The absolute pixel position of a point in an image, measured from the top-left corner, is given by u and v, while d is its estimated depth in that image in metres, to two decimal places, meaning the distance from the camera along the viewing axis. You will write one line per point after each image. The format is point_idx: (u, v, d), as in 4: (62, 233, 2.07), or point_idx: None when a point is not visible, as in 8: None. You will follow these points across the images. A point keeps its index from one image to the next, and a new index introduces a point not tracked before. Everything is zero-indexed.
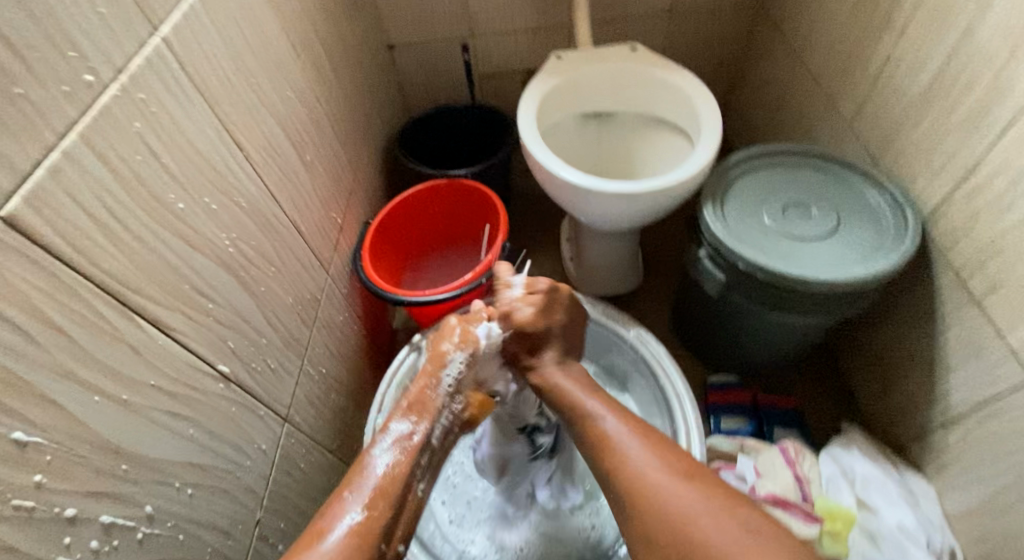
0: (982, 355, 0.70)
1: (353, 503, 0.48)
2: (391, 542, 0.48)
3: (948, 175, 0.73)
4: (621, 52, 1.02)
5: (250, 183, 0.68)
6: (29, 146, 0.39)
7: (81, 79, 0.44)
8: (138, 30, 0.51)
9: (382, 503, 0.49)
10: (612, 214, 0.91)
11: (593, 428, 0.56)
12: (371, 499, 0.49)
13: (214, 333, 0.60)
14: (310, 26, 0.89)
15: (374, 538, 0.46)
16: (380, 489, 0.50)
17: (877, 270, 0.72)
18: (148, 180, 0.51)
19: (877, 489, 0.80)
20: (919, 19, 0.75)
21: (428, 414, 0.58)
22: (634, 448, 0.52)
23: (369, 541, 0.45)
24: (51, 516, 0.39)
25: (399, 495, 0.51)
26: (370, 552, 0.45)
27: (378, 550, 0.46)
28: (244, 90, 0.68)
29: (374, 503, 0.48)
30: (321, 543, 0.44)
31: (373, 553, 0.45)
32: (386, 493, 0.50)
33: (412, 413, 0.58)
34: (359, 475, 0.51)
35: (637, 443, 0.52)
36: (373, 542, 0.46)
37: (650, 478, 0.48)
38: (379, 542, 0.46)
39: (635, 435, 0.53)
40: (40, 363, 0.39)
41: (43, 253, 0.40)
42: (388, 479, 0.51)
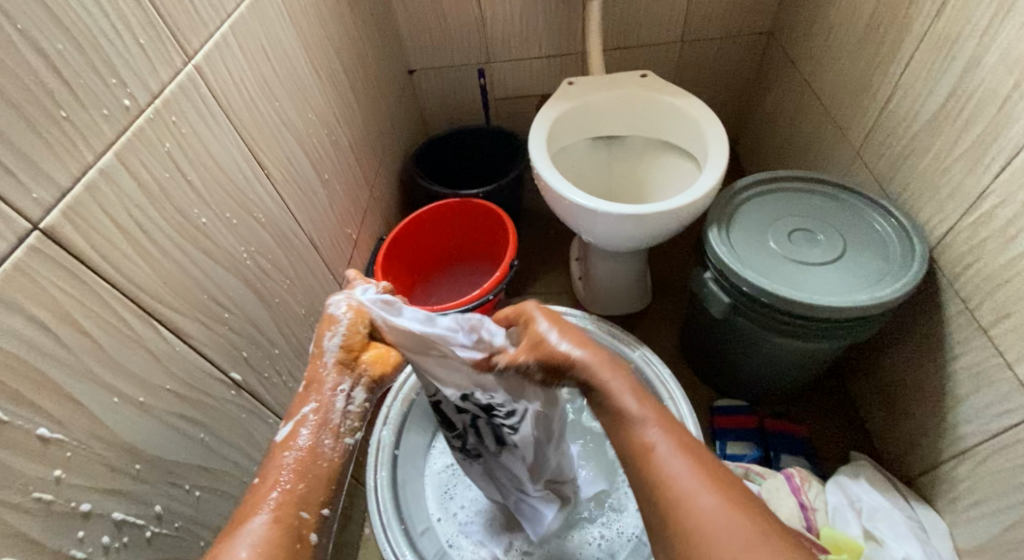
0: (989, 385, 0.69)
1: (274, 488, 0.44)
2: (316, 508, 0.45)
3: (954, 204, 0.73)
4: (631, 79, 1.05)
5: (270, 199, 0.71)
6: (68, 163, 0.42)
7: (119, 102, 0.47)
8: (173, 58, 0.54)
9: (307, 482, 0.45)
10: (620, 235, 0.92)
11: (618, 427, 0.46)
12: (290, 477, 0.45)
13: (230, 342, 0.62)
14: (332, 51, 0.93)
15: (293, 509, 0.43)
16: (297, 470, 0.46)
17: (882, 296, 0.72)
18: (176, 196, 0.54)
19: (884, 519, 0.79)
20: (925, 52, 0.77)
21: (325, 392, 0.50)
22: (668, 452, 0.42)
23: (291, 515, 0.43)
24: (68, 510, 0.41)
25: (322, 464, 0.47)
26: (290, 527, 0.42)
27: (299, 520, 0.43)
28: (268, 112, 0.72)
29: (294, 479, 0.45)
30: (245, 527, 0.40)
31: (295, 523, 0.42)
32: (302, 470, 0.46)
33: (313, 394, 0.51)
34: (272, 462, 0.47)
35: (668, 440, 0.43)
36: (293, 515, 0.43)
37: (673, 479, 0.40)
38: (301, 510, 0.43)
39: (664, 433, 0.43)
40: (68, 365, 0.42)
41: (76, 262, 0.42)
42: (306, 455, 0.47)
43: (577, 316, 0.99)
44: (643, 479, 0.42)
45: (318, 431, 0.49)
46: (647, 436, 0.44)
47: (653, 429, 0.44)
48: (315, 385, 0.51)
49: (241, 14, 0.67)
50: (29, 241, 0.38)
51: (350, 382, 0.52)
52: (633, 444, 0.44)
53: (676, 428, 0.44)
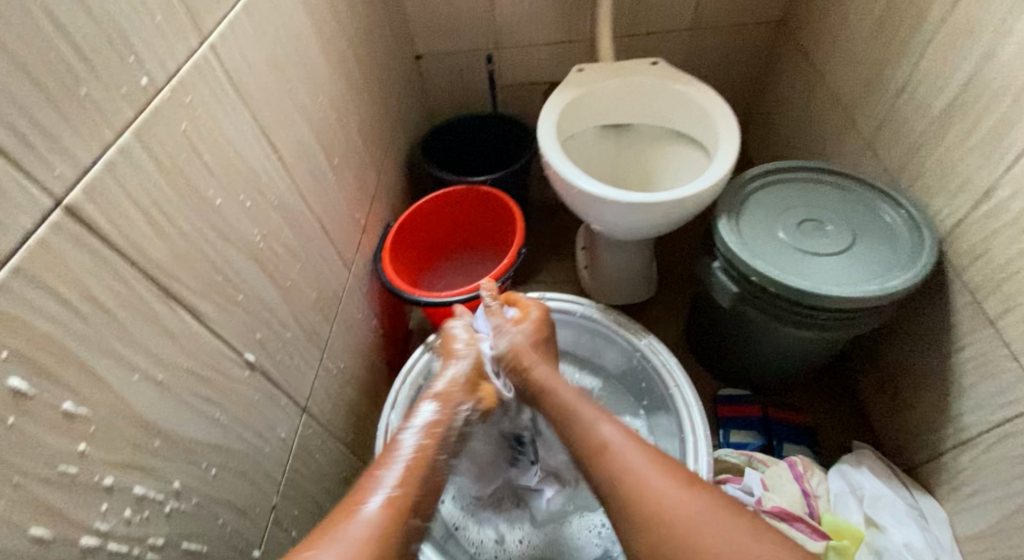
0: (994, 375, 0.70)
1: (385, 486, 0.53)
2: (421, 517, 0.54)
3: (965, 196, 0.73)
4: (642, 66, 1.05)
5: (282, 182, 0.71)
6: (89, 140, 0.42)
7: (137, 81, 0.47)
8: (189, 38, 0.54)
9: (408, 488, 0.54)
10: (629, 224, 0.93)
11: (582, 436, 0.60)
12: (398, 481, 0.54)
13: (244, 324, 0.63)
14: (342, 35, 0.93)
15: (403, 513, 0.51)
16: (401, 476, 0.55)
17: (890, 287, 0.73)
18: (193, 177, 0.54)
19: (886, 507, 0.80)
20: (939, 43, 0.76)
21: (450, 403, 0.67)
22: (620, 442, 0.56)
23: (402, 519, 0.51)
24: (92, 483, 0.42)
25: (435, 477, 0.59)
26: (402, 527, 0.50)
27: (410, 525, 0.52)
28: (280, 95, 0.72)
29: (400, 485, 0.54)
30: (359, 513, 0.49)
31: (405, 525, 0.51)
32: (407, 477, 0.55)
33: (439, 403, 0.67)
34: (387, 460, 0.57)
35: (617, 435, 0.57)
36: (402, 515, 0.51)
37: (627, 465, 0.54)
38: (408, 516, 0.52)
39: (615, 431, 0.58)
40: (90, 341, 0.42)
41: (98, 241, 0.43)
42: (419, 457, 0.59)
43: (584, 306, 1.00)
44: (604, 470, 0.55)
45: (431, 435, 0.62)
46: (604, 436, 0.58)
47: (608, 429, 0.58)
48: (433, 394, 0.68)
49: None
50: (52, 217, 0.39)
51: (469, 404, 0.69)
52: (591, 442, 0.58)
53: (623, 427, 0.59)
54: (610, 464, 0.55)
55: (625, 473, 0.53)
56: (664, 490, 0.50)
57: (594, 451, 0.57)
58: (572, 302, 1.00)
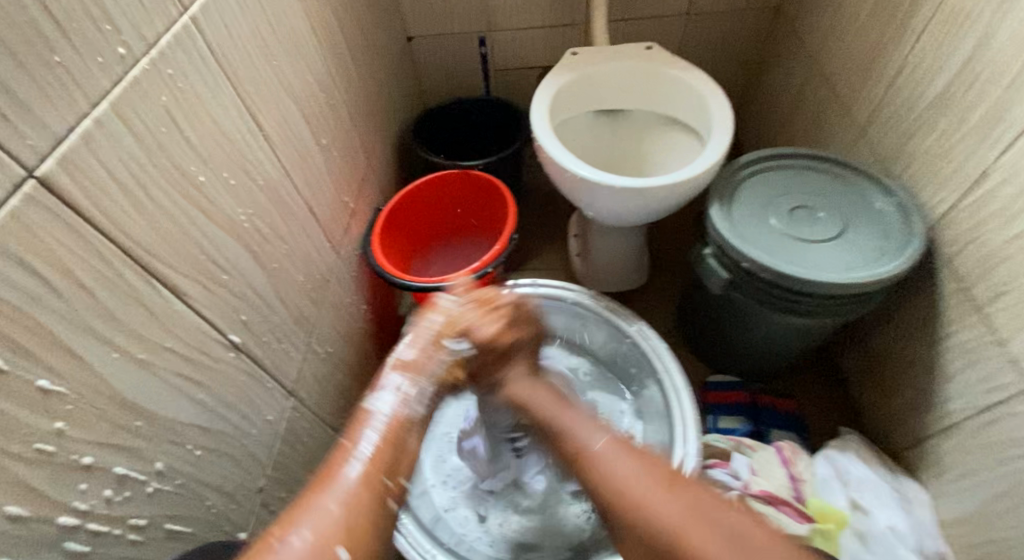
0: (980, 361, 0.70)
1: (359, 451, 0.49)
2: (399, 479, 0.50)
3: (957, 183, 0.73)
4: (636, 50, 1.04)
5: (268, 162, 0.70)
6: (62, 110, 0.41)
7: (114, 51, 0.46)
8: (169, 8, 0.53)
9: (384, 450, 0.51)
10: (621, 209, 0.92)
11: (563, 436, 0.54)
12: (372, 448, 0.50)
13: (228, 304, 0.62)
14: (331, 12, 0.91)
15: (380, 474, 0.48)
16: (381, 435, 0.51)
17: (880, 273, 0.73)
18: (174, 153, 0.53)
19: (871, 490, 0.81)
20: (935, 27, 0.76)
21: (416, 368, 0.59)
22: (603, 447, 0.50)
23: (378, 479, 0.47)
24: (69, 461, 0.41)
25: (405, 439, 0.53)
26: (377, 489, 0.46)
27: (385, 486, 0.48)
28: (266, 72, 0.70)
29: (378, 449, 0.50)
30: (337, 482, 0.45)
31: (382, 487, 0.47)
32: (386, 440, 0.51)
33: (406, 370, 0.58)
34: (358, 428, 0.52)
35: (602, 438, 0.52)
36: (379, 479, 0.47)
37: (611, 469, 0.48)
38: (385, 476, 0.48)
39: (599, 434, 0.52)
40: (67, 317, 0.41)
41: (73, 215, 0.42)
42: (392, 424, 0.53)
43: (576, 293, 1.00)
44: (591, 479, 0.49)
45: (408, 401, 0.56)
46: (589, 440, 0.51)
47: (593, 433, 0.52)
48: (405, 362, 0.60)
49: None
50: (24, 189, 0.37)
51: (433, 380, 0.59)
52: (578, 444, 0.52)
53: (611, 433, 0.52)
54: (592, 468, 0.49)
55: (611, 476, 0.48)
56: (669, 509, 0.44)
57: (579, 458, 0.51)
58: (564, 289, 1.00)
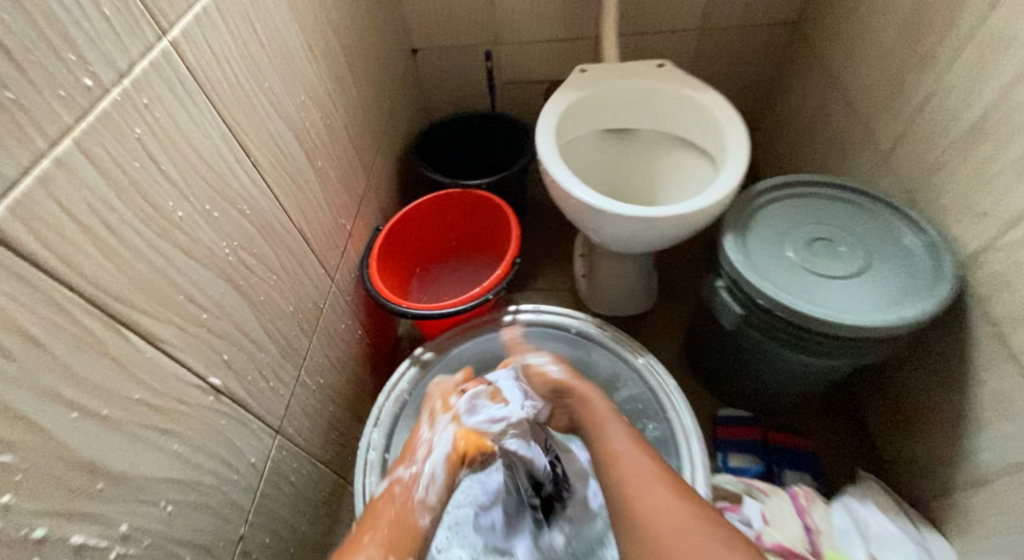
0: (1015, 414, 0.65)
1: (376, 527, 0.62)
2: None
3: (990, 221, 0.68)
4: (646, 69, 0.99)
5: (256, 190, 0.66)
6: (15, 151, 0.37)
7: (80, 83, 0.42)
8: (145, 33, 0.49)
9: (393, 530, 0.62)
10: (629, 237, 0.88)
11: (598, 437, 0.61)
12: (383, 527, 0.62)
13: (208, 345, 0.58)
14: (330, 29, 0.87)
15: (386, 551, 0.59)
16: (391, 520, 0.63)
17: (906, 317, 0.68)
18: (148, 189, 0.49)
19: (892, 545, 0.75)
20: (970, 54, 0.71)
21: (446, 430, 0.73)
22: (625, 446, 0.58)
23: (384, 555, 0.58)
24: (18, 537, 0.37)
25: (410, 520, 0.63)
26: None
27: None
28: (256, 95, 0.67)
29: (386, 531, 0.61)
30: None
31: None
32: (398, 514, 0.63)
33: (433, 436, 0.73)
34: (376, 508, 0.65)
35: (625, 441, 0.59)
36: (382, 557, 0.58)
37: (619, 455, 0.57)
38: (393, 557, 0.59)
39: (625, 438, 0.60)
40: (16, 379, 0.37)
41: (26, 265, 0.38)
42: (404, 501, 0.65)
43: (580, 321, 0.95)
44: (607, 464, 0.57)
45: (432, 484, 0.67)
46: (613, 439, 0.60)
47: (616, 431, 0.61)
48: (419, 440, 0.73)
49: None
50: None
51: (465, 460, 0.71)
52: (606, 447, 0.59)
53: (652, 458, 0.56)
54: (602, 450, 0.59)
55: (623, 468, 0.55)
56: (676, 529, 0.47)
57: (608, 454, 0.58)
58: (568, 317, 0.96)
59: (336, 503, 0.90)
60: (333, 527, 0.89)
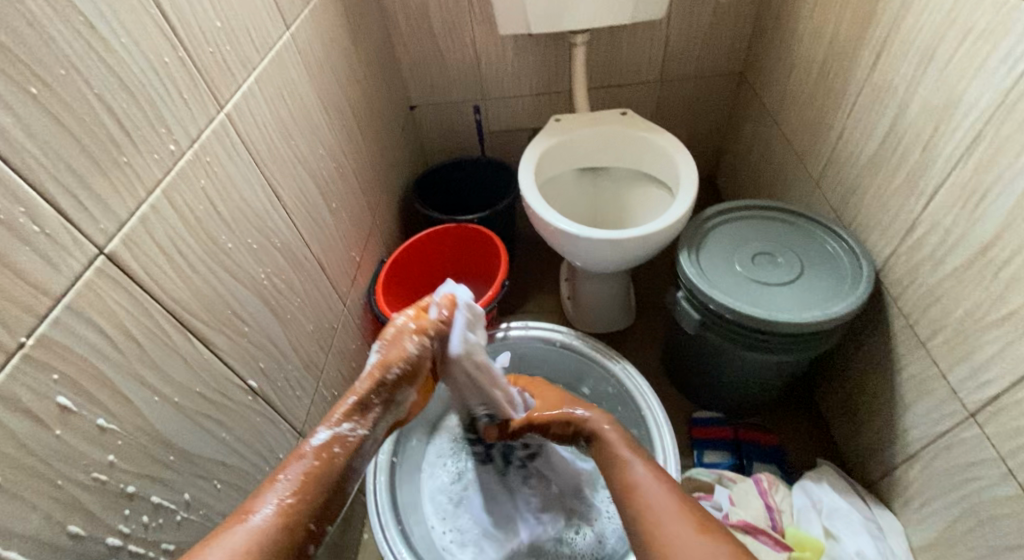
0: (930, 392, 0.76)
1: (285, 480, 0.50)
2: (324, 522, 0.51)
3: (894, 231, 0.81)
4: (612, 115, 1.15)
5: (285, 227, 0.80)
6: (126, 198, 0.51)
7: (165, 147, 0.56)
8: (208, 108, 0.64)
9: (319, 470, 0.52)
10: (600, 258, 1.01)
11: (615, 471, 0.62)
12: (297, 485, 0.50)
13: (248, 353, 0.70)
14: (342, 93, 1.03)
15: (302, 522, 0.48)
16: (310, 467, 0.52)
17: (831, 312, 0.81)
18: (207, 225, 0.62)
19: (842, 518, 0.85)
20: (866, 95, 0.86)
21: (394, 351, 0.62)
22: (642, 474, 0.60)
23: (297, 527, 0.48)
24: (117, 489, 0.49)
25: (331, 475, 0.53)
26: (295, 532, 0.47)
27: (307, 531, 0.49)
28: (285, 150, 0.81)
29: (304, 488, 0.50)
30: (277, 482, 0.50)
31: (299, 538, 0.48)
32: (312, 482, 0.51)
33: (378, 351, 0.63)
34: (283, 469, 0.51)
35: (645, 470, 0.60)
36: (304, 524, 0.48)
37: (644, 488, 0.58)
38: (308, 522, 0.49)
39: (642, 462, 0.62)
40: (120, 367, 0.49)
41: (129, 280, 0.51)
42: (319, 467, 0.52)
43: (564, 334, 1.07)
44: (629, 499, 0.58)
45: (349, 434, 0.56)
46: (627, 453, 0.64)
47: (636, 462, 0.62)
48: (379, 374, 0.60)
49: (265, 66, 0.76)
50: (96, 263, 0.47)
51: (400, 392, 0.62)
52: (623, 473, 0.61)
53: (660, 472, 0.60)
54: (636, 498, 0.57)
55: (644, 497, 0.57)
56: (676, 526, 0.52)
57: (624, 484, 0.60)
58: (553, 331, 1.07)
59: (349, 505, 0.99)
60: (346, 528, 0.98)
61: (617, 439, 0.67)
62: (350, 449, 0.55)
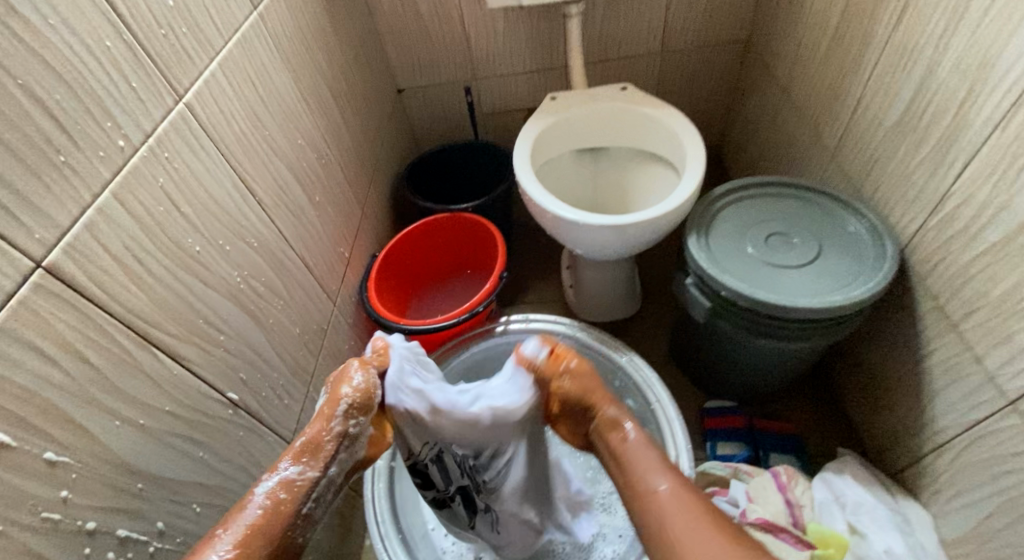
0: (962, 378, 0.71)
1: (229, 532, 0.46)
2: None
3: (920, 205, 0.75)
4: (611, 91, 1.08)
5: (262, 225, 0.74)
6: (67, 203, 0.45)
7: (113, 143, 0.50)
8: (164, 98, 0.58)
9: (266, 519, 0.47)
10: (602, 245, 0.95)
11: (630, 477, 0.56)
12: (243, 537, 0.45)
13: (226, 363, 0.65)
14: (321, 78, 0.97)
15: None
16: (257, 516, 0.47)
17: (854, 296, 0.75)
18: (169, 228, 0.57)
19: (868, 513, 0.80)
20: (888, 58, 0.79)
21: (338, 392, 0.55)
22: (661, 485, 0.53)
23: None
24: (75, 528, 0.44)
25: (280, 525, 0.48)
26: None
27: None
28: (259, 142, 0.75)
29: (248, 541, 0.45)
30: (221, 534, 0.45)
31: None
32: (257, 531, 0.46)
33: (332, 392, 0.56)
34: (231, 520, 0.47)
35: (665, 479, 0.54)
36: None
37: (670, 510, 0.50)
38: None
39: (664, 475, 0.54)
40: (72, 392, 0.45)
41: (76, 295, 0.45)
42: (267, 517, 0.48)
43: (567, 326, 1.01)
44: (647, 517, 0.52)
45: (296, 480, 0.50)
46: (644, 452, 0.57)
47: (655, 472, 0.54)
48: (329, 412, 0.53)
49: (229, 50, 0.70)
50: (33, 278, 0.42)
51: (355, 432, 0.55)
52: (643, 485, 0.54)
53: (680, 481, 0.53)
54: (657, 517, 0.51)
55: (666, 517, 0.50)
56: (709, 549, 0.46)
57: (637, 493, 0.54)
58: (555, 323, 1.02)
59: (349, 512, 0.95)
60: (346, 537, 0.94)
61: (637, 444, 0.58)
62: (298, 494, 0.50)
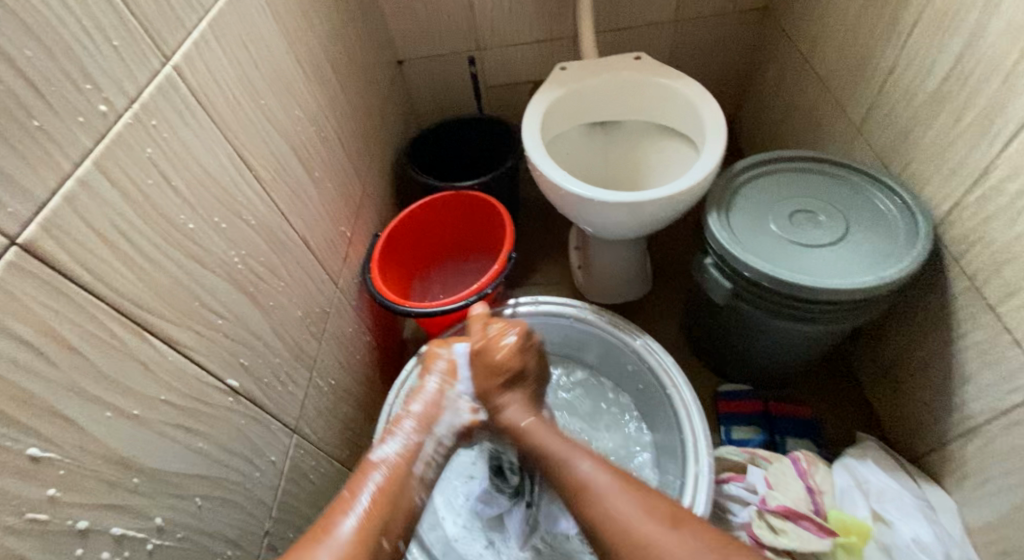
0: (997, 362, 0.68)
1: (358, 502, 0.58)
2: (393, 539, 0.58)
3: (958, 180, 0.71)
4: (625, 61, 1.03)
5: (260, 201, 0.70)
6: (45, 174, 0.41)
7: (94, 108, 0.46)
8: (149, 60, 0.53)
9: (379, 505, 0.59)
10: (616, 223, 0.91)
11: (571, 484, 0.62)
12: (367, 510, 0.57)
13: (224, 349, 0.61)
14: (317, 45, 0.91)
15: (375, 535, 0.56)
16: (372, 498, 0.59)
17: (886, 276, 0.71)
18: (159, 202, 0.53)
19: (892, 500, 0.78)
20: (926, 22, 0.74)
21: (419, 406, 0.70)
22: (603, 481, 0.61)
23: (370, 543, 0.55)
24: (65, 528, 0.40)
25: (399, 496, 0.61)
26: (371, 546, 0.55)
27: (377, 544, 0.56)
28: (254, 111, 0.71)
29: (369, 514, 0.57)
30: (349, 507, 0.57)
31: (373, 546, 0.55)
32: (375, 510, 0.58)
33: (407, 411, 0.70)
34: (358, 482, 0.61)
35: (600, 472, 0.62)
36: (374, 537, 0.56)
37: (607, 493, 0.59)
38: (381, 536, 0.57)
39: (590, 459, 0.64)
40: (55, 382, 0.41)
41: (57, 275, 0.41)
42: (381, 495, 0.60)
43: (577, 308, 0.97)
44: (588, 510, 0.60)
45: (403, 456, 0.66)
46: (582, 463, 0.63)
47: (583, 459, 0.64)
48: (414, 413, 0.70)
49: (220, 11, 0.65)
50: (7, 256, 0.37)
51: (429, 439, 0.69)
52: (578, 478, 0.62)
53: (615, 470, 0.62)
54: (590, 498, 0.60)
55: (607, 510, 0.58)
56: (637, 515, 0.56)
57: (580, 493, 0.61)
58: (566, 306, 0.98)
59: None
60: None
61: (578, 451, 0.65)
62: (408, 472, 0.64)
